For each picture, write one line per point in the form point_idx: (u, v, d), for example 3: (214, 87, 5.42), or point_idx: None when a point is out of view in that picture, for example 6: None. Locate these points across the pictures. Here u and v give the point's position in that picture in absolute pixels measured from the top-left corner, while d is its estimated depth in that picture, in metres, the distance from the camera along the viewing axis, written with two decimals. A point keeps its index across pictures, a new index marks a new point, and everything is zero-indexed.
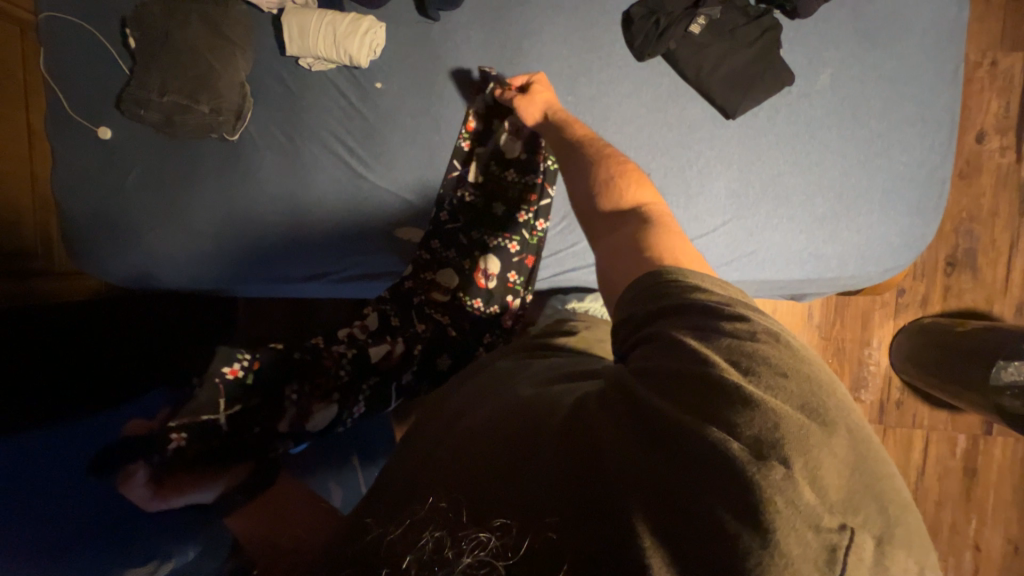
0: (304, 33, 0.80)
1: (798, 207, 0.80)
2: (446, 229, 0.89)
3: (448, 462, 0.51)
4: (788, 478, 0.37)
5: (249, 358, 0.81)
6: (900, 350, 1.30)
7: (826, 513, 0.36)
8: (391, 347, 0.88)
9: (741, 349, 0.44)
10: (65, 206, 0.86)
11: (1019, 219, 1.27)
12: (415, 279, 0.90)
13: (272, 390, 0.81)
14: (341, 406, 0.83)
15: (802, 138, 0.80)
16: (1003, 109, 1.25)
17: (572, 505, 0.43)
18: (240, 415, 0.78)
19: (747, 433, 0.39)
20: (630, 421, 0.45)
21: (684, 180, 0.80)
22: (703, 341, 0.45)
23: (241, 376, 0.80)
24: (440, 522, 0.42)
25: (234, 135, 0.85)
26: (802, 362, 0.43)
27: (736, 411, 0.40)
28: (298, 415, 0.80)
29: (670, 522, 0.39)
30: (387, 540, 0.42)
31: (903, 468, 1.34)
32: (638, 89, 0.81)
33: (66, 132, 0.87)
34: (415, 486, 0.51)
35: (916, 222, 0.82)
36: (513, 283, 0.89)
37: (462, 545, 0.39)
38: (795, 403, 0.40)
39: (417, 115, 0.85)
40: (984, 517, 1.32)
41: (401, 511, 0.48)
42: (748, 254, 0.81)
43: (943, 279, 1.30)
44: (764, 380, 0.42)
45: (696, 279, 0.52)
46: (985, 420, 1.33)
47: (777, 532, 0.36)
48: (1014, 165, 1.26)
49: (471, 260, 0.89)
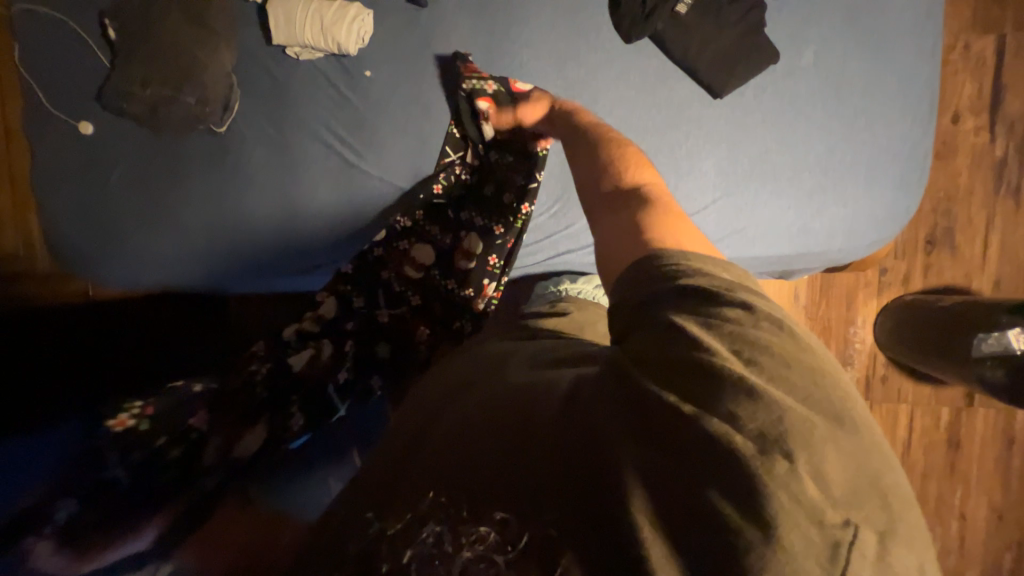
0: (291, 21, 0.79)
1: (786, 184, 0.82)
2: (433, 201, 0.89)
3: (443, 451, 0.51)
4: (791, 473, 0.39)
5: (140, 405, 0.73)
6: (884, 327, 1.34)
7: (829, 508, 0.38)
8: (317, 350, 0.83)
9: (745, 341, 0.45)
10: (45, 204, 0.84)
11: (994, 196, 1.32)
12: (387, 245, 0.88)
13: (182, 430, 0.71)
14: (270, 427, 0.77)
15: (787, 116, 0.82)
16: (977, 90, 1.28)
17: (572, 498, 0.44)
18: (142, 468, 0.68)
19: (750, 428, 0.40)
20: (631, 412, 0.45)
21: (675, 160, 0.81)
22: (706, 330, 0.46)
23: (132, 425, 0.70)
24: (443, 517, 0.46)
25: (221, 127, 0.84)
26: (806, 355, 0.44)
27: (738, 404, 0.41)
28: (224, 444, 0.73)
29: (670, 511, 0.41)
30: (388, 534, 0.47)
31: (891, 442, 1.37)
32: (627, 71, 0.82)
33: (45, 128, 0.84)
34: (412, 473, 0.51)
35: (900, 196, 0.85)
36: (492, 266, 0.88)
37: (462, 539, 0.45)
38: (797, 396, 0.42)
39: (408, 102, 0.85)
40: (968, 487, 1.37)
41: (405, 503, 0.49)
42: (738, 231, 0.82)
43: (924, 257, 1.34)
44: (767, 373, 0.43)
45: (699, 262, 0.52)
46: (966, 394, 1.38)
47: (778, 526, 0.38)
48: (988, 144, 1.30)
49: (453, 238, 0.90)
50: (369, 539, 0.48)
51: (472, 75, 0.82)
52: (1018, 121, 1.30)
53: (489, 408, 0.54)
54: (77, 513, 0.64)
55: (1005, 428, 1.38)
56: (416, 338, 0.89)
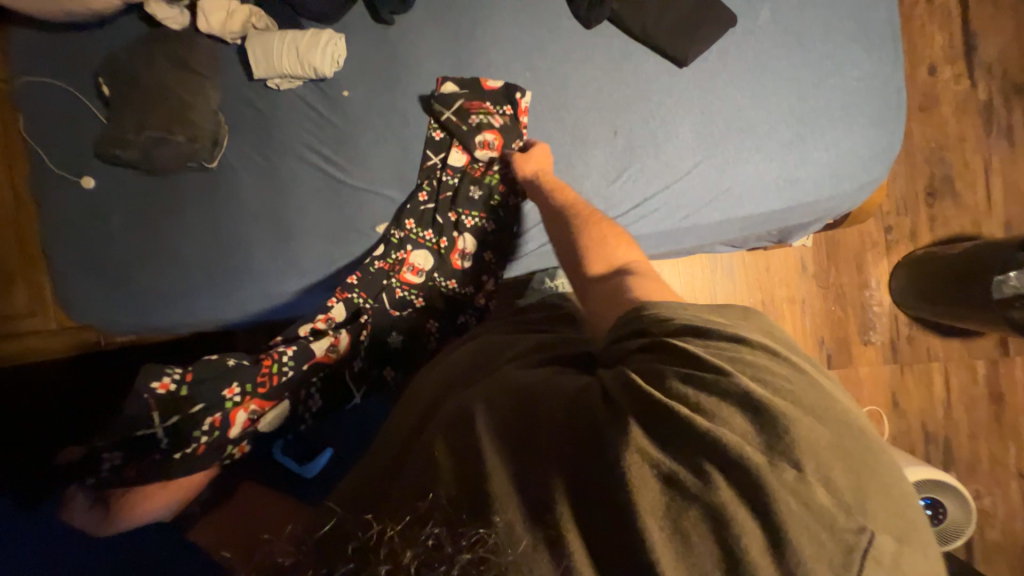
0: (269, 55, 0.84)
1: (763, 138, 0.82)
2: (421, 208, 0.89)
3: (443, 452, 0.47)
4: (799, 478, 0.40)
5: (181, 369, 0.74)
6: (899, 285, 1.30)
7: (840, 514, 0.39)
8: (335, 338, 0.83)
9: (745, 359, 0.48)
10: (55, 259, 0.88)
11: (987, 139, 1.30)
12: (386, 259, 0.88)
13: (217, 399, 0.74)
14: (293, 402, 0.80)
15: (755, 73, 0.83)
16: (948, 39, 1.29)
17: (579, 495, 0.43)
18: (177, 429, 0.72)
19: (759, 437, 0.42)
20: (643, 418, 0.45)
21: (650, 131, 0.83)
22: (708, 349, 0.49)
23: (173, 389, 0.72)
24: (439, 519, 0.41)
25: (212, 162, 0.87)
26: (804, 374, 0.47)
27: (747, 415, 0.43)
28: (249, 421, 0.76)
29: (682, 514, 0.40)
30: (387, 537, 0.38)
31: (929, 404, 1.31)
32: (591, 55, 0.84)
33: (50, 186, 0.88)
34: (405, 479, 0.47)
35: (881, 133, 0.84)
36: (489, 262, 0.91)
37: (461, 541, 0.38)
38: (803, 405, 0.44)
39: (386, 114, 0.88)
40: (1021, 442, 1.29)
41: (399, 509, 0.43)
42: (724, 192, 0.82)
43: (927, 210, 1.31)
44: (772, 385, 0.45)
45: (691, 305, 0.58)
46: (998, 343, 1.31)
47: (789, 532, 0.38)
48: (970, 90, 1.30)
49: (449, 240, 0.90)
50: (365, 543, 0.38)
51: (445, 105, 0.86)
52: (996, 63, 1.30)
53: (490, 407, 0.51)
54: (120, 464, 0.69)
55: None
56: (419, 329, 0.89)
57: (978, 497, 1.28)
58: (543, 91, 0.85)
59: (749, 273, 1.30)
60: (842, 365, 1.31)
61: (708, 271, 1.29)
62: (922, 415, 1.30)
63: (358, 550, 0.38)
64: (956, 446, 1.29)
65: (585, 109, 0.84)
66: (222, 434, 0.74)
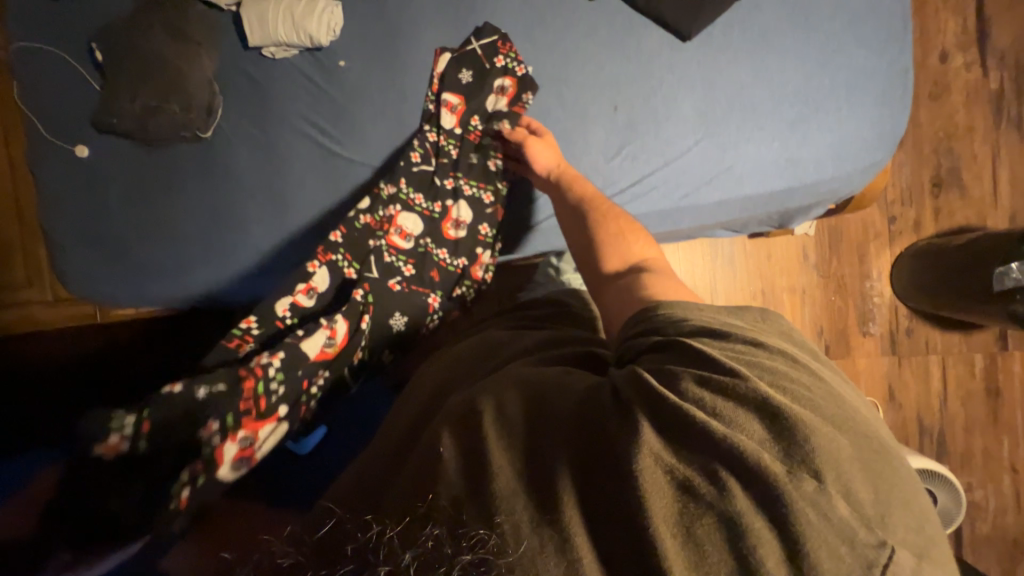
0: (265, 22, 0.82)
1: (766, 116, 0.81)
2: (413, 169, 0.87)
3: (448, 448, 0.45)
4: (819, 490, 0.39)
5: (132, 421, 0.65)
6: (901, 277, 1.29)
7: (861, 528, 0.39)
8: (330, 329, 0.77)
9: (762, 366, 0.48)
10: (47, 227, 0.87)
11: (996, 129, 1.28)
12: (372, 216, 0.85)
13: (193, 442, 0.67)
14: (291, 419, 0.74)
15: (759, 49, 0.81)
16: (962, 26, 1.26)
17: (584, 495, 0.42)
18: (150, 490, 0.63)
19: (779, 447, 0.42)
20: (654, 423, 0.45)
21: (650, 107, 0.81)
22: (727, 353, 0.49)
23: (127, 448, 0.64)
24: (440, 519, 0.38)
25: (207, 132, 0.86)
26: (816, 382, 0.48)
27: (764, 422, 0.43)
28: (241, 453, 0.69)
29: (699, 523, 0.39)
30: (387, 538, 0.36)
31: (926, 395, 1.31)
32: (593, 28, 0.83)
33: (42, 155, 0.87)
34: (400, 474, 0.46)
35: (886, 113, 0.82)
36: (484, 236, 0.90)
37: (462, 542, 0.36)
38: (819, 414, 0.44)
39: (383, 86, 0.87)
40: (1016, 435, 1.29)
41: (399, 505, 0.41)
42: (724, 170, 0.81)
43: (932, 201, 1.30)
44: (789, 392, 0.45)
45: (704, 305, 0.57)
46: (998, 337, 1.30)
47: (809, 543, 0.38)
48: (981, 79, 1.27)
49: (442, 207, 0.88)
50: (365, 543, 0.36)
51: (457, 64, 0.85)
52: (1009, 52, 1.27)
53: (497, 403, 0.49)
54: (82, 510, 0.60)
55: None
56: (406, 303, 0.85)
57: (970, 489, 1.28)
58: (543, 66, 0.84)
59: (749, 262, 1.29)
60: (840, 356, 1.30)
61: (708, 259, 1.28)
62: (919, 407, 1.30)
63: (358, 550, 0.35)
64: (950, 438, 1.29)
65: (586, 83, 0.82)
66: (211, 477, 0.67)
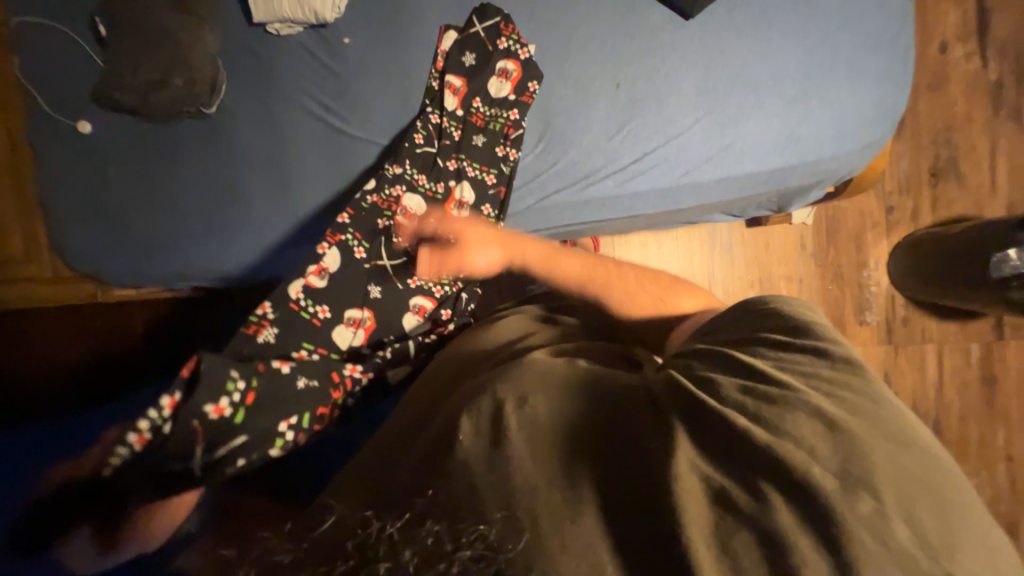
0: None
1: (768, 95, 0.81)
2: (416, 150, 0.86)
3: (466, 429, 0.46)
4: (876, 512, 0.38)
5: (242, 388, 0.66)
6: (898, 267, 1.29)
7: (921, 554, 0.37)
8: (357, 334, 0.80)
9: (812, 376, 0.48)
10: (48, 202, 0.87)
11: (995, 120, 1.29)
12: (378, 195, 0.84)
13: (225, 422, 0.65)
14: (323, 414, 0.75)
15: (762, 27, 0.82)
16: (962, 18, 1.27)
17: (628, 507, 0.41)
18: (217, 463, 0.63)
19: (833, 463, 0.41)
20: (697, 429, 0.45)
21: (653, 85, 0.82)
22: (774, 366, 0.50)
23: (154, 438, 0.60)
24: (439, 516, 0.38)
25: (211, 108, 0.86)
26: (883, 401, 0.46)
27: (818, 432, 0.43)
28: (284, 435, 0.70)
29: (734, 535, 0.39)
30: (386, 534, 0.36)
31: (921, 384, 1.32)
32: (598, 5, 0.83)
33: (46, 131, 0.88)
34: (415, 460, 0.48)
35: (887, 90, 0.83)
36: (487, 217, 0.86)
37: (462, 537, 0.36)
38: (877, 431, 0.43)
39: (387, 63, 0.87)
40: (1010, 424, 1.31)
41: (413, 492, 0.43)
42: (726, 148, 0.82)
43: (930, 191, 1.30)
44: (845, 404, 0.45)
45: (748, 323, 0.58)
46: (994, 327, 1.31)
47: (857, 564, 0.36)
48: (981, 71, 1.28)
49: (445, 188, 0.87)
50: (364, 539, 0.36)
51: (461, 45, 0.86)
52: (1008, 44, 1.27)
53: (520, 396, 0.49)
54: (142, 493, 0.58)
55: None
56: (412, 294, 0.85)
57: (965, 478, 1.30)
58: (547, 45, 0.84)
59: (748, 251, 1.30)
60: None
61: (707, 247, 1.29)
62: (914, 396, 1.31)
63: (357, 546, 0.36)
64: (945, 428, 1.30)
65: (590, 61, 0.83)
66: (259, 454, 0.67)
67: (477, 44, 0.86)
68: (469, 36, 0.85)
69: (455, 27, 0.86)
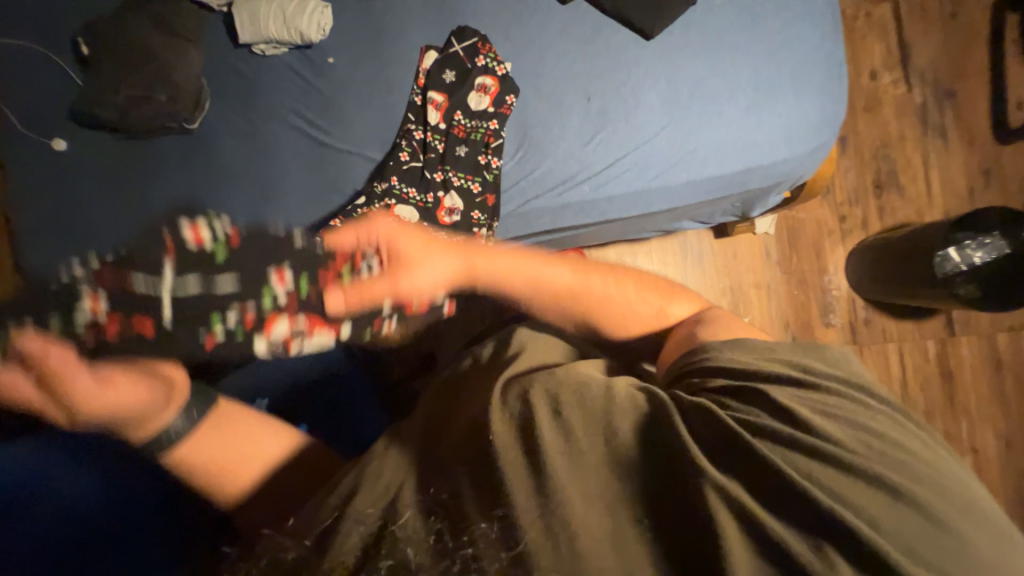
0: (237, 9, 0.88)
1: (725, 106, 0.89)
2: (403, 165, 0.90)
3: (500, 437, 0.47)
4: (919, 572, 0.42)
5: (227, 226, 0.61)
6: (855, 271, 1.38)
7: None
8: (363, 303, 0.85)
9: (853, 426, 0.51)
10: (19, 220, 0.85)
11: (924, 137, 1.43)
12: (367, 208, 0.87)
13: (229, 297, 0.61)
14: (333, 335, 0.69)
15: (714, 47, 0.90)
16: (886, 49, 1.43)
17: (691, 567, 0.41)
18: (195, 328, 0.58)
19: (884, 525, 0.44)
20: (750, 473, 0.47)
21: (621, 99, 0.89)
22: (807, 404, 0.53)
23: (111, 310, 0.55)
24: (442, 514, 0.42)
25: (194, 123, 0.87)
26: (923, 462, 0.50)
27: (860, 486, 0.46)
28: (288, 337, 0.63)
29: None
30: (400, 525, 0.41)
31: (887, 381, 1.38)
32: (567, 28, 0.91)
33: (20, 149, 0.87)
34: (444, 451, 0.49)
35: (829, 101, 0.92)
36: (479, 220, 0.90)
37: (462, 536, 0.39)
38: (917, 493, 0.47)
39: (370, 80, 0.91)
40: (971, 417, 1.38)
41: (430, 477, 0.46)
42: (690, 153, 0.88)
43: (876, 201, 1.42)
44: (887, 460, 0.49)
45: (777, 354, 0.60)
46: (947, 324, 1.39)
47: None
48: (907, 95, 1.43)
49: (434, 197, 0.91)
50: (374, 533, 0.40)
51: (441, 63, 0.91)
52: (929, 70, 1.42)
53: (556, 407, 0.50)
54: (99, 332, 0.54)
55: (993, 353, 1.39)
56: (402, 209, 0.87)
57: None
58: (521, 63, 0.91)
59: (718, 260, 1.37)
60: None
61: (679, 257, 1.35)
62: None
63: (368, 537, 0.40)
64: None
65: (562, 78, 0.90)
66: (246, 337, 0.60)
67: (456, 60, 0.91)
68: (448, 55, 0.91)
69: (435, 47, 0.92)
